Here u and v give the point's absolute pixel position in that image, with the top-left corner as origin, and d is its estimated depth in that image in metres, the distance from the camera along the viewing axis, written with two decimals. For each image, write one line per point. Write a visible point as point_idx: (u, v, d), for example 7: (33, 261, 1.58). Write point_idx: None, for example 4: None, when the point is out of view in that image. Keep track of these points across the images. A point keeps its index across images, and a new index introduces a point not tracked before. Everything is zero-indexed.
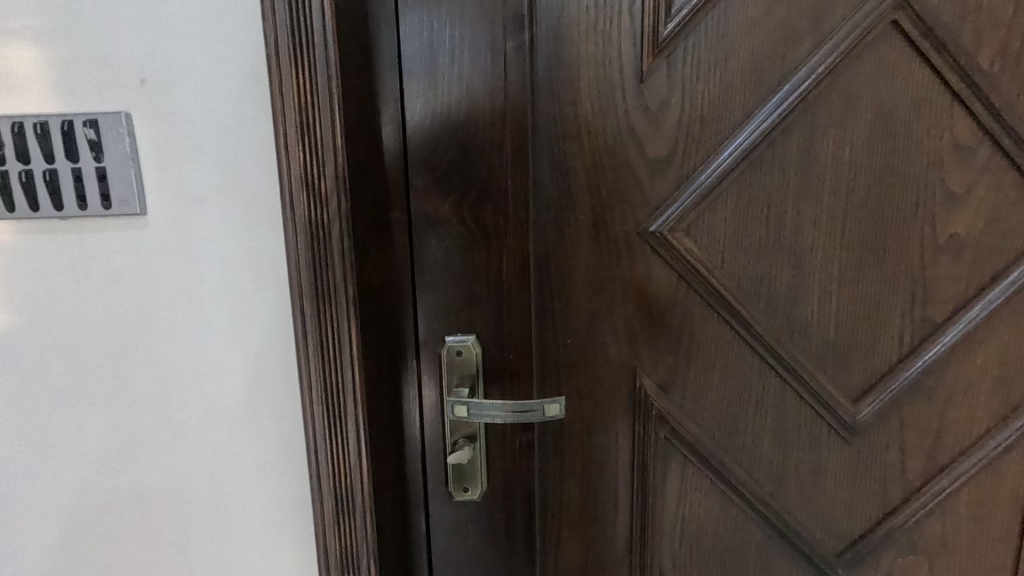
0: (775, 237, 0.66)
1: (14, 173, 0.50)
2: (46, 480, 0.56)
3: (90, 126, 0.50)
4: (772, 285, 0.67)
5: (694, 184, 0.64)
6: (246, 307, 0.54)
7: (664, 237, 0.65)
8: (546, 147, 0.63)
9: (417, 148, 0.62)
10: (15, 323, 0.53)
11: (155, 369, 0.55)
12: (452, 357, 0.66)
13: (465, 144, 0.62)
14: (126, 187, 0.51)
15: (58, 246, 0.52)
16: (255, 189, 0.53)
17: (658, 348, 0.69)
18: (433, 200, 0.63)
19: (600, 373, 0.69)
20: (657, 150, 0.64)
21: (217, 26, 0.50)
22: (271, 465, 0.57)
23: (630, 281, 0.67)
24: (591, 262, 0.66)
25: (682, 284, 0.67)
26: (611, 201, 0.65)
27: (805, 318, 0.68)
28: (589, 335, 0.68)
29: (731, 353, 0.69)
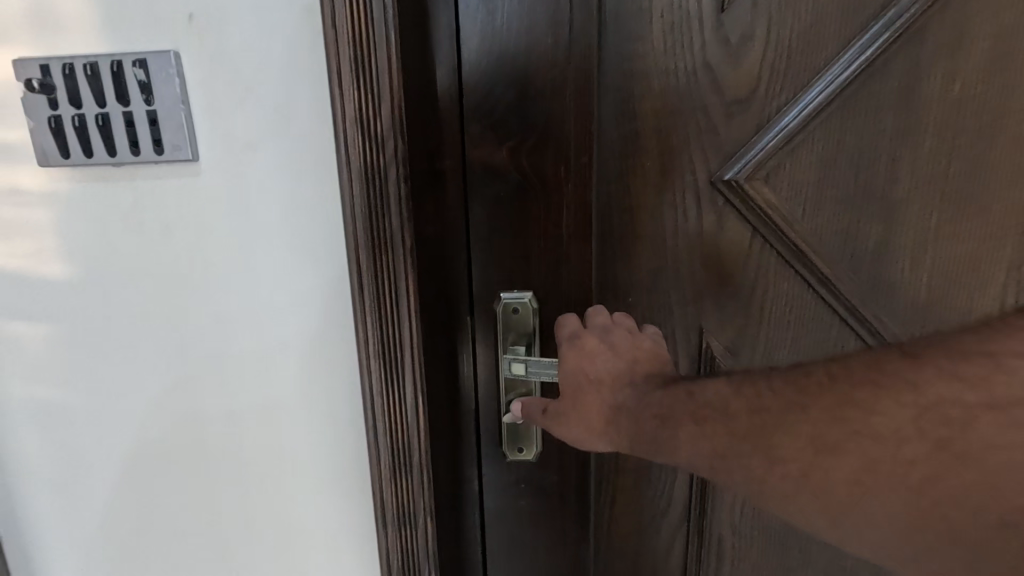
0: (866, 186, 0.60)
1: (67, 118, 0.49)
2: (112, 429, 0.56)
3: (140, 67, 0.48)
4: (857, 241, 0.61)
5: (779, 127, 0.58)
6: (299, 258, 0.52)
7: (740, 186, 0.60)
8: (614, 87, 0.58)
9: (473, 89, 0.57)
10: (75, 273, 0.53)
11: (212, 320, 0.54)
12: (508, 315, 0.63)
13: (526, 84, 0.57)
14: (177, 131, 0.49)
15: (113, 194, 0.51)
16: (310, 134, 0.50)
17: (726, 307, 0.65)
18: (491, 146, 0.59)
19: (662, 333, 0.66)
20: (736, 89, 0.58)
21: None
22: (328, 420, 0.57)
23: (699, 234, 0.63)
24: (658, 215, 0.62)
25: (756, 239, 0.62)
26: (683, 147, 0.60)
27: (894, 276, 0.62)
28: (652, 292, 0.65)
29: (807, 314, 0.64)
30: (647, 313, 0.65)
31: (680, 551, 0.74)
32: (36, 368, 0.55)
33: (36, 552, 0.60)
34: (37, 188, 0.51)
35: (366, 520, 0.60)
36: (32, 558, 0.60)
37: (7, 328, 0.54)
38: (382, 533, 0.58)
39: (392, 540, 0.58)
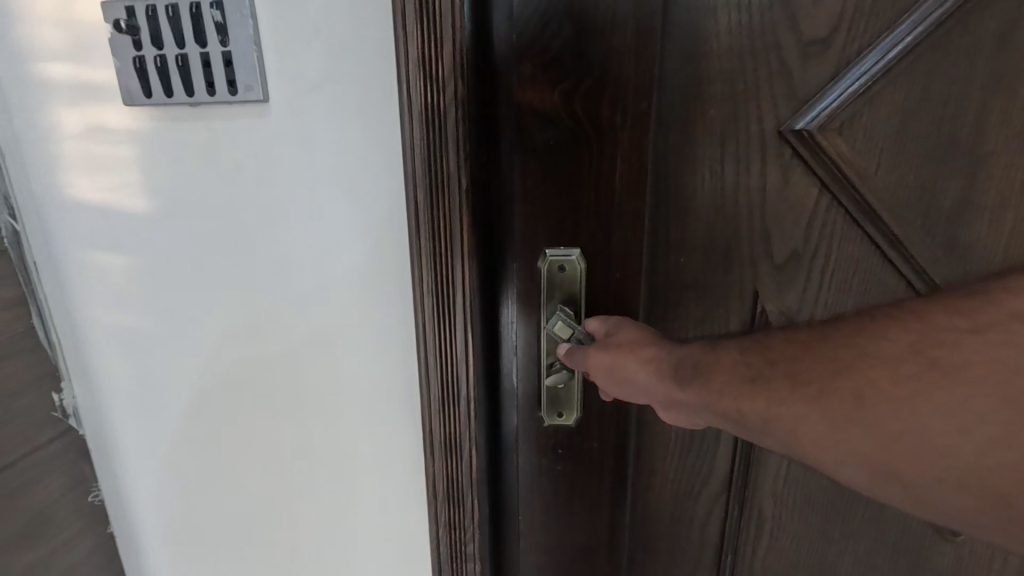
0: (951, 137, 0.57)
1: (151, 58, 0.51)
2: (185, 355, 0.61)
3: (216, 8, 0.49)
4: (931, 196, 0.59)
5: (857, 72, 0.56)
6: (359, 197, 0.54)
7: (812, 136, 0.58)
8: (683, 29, 0.57)
9: (528, 28, 0.55)
10: (153, 207, 0.56)
11: (277, 256, 0.57)
12: (554, 273, 0.62)
13: (588, 25, 0.55)
14: (251, 71, 0.51)
15: (189, 132, 0.54)
16: (372, 74, 0.51)
17: (784, 265, 0.63)
18: (545, 90, 0.57)
19: (714, 292, 0.64)
20: (814, 31, 0.56)
21: None
22: (380, 355, 0.59)
23: (761, 190, 0.61)
24: (719, 167, 0.60)
25: (825, 195, 0.60)
26: (753, 95, 0.58)
27: (968, 236, 0.60)
28: (706, 251, 0.63)
29: (873, 278, 0.62)
30: (701, 272, 0.64)
31: (717, 523, 0.74)
32: (120, 295, 0.59)
33: (115, 467, 0.65)
34: (122, 125, 0.54)
35: (414, 454, 0.62)
36: (111, 472, 0.66)
37: (95, 258, 0.58)
38: (430, 464, 0.60)
39: (439, 473, 0.60)
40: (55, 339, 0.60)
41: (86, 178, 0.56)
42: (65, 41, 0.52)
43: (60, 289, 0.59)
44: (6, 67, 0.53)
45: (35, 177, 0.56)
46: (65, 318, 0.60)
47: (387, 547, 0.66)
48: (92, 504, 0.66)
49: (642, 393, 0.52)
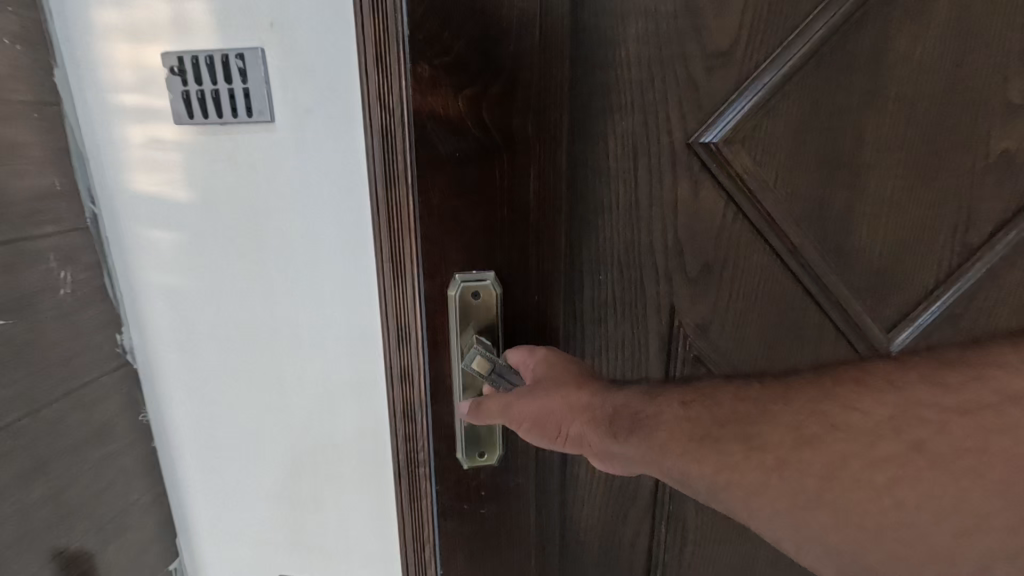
0: (834, 152, 0.71)
1: (193, 92, 0.70)
2: (213, 309, 0.80)
3: (240, 58, 0.68)
4: (816, 210, 0.73)
5: (754, 89, 0.68)
6: (340, 191, 0.73)
7: (719, 150, 0.70)
8: (595, 53, 0.66)
9: (428, 37, 0.60)
10: (192, 197, 0.76)
11: (280, 236, 0.75)
12: (470, 303, 0.69)
13: (490, 38, 0.61)
14: (262, 101, 0.69)
15: (218, 143, 0.73)
16: (350, 102, 0.70)
17: (699, 269, 0.75)
18: (450, 99, 0.62)
19: (634, 294, 0.76)
20: (716, 43, 0.67)
21: None
22: (355, 312, 0.78)
23: (672, 202, 0.72)
24: (630, 180, 0.71)
25: (730, 209, 0.73)
26: (661, 111, 0.69)
27: (852, 247, 0.75)
28: (624, 256, 0.74)
29: (771, 276, 0.76)
30: (623, 276, 0.75)
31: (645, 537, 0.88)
32: (168, 262, 0.79)
33: (158, 395, 0.86)
34: (173, 138, 0.74)
35: (382, 388, 0.81)
36: (156, 399, 0.86)
37: (149, 235, 0.78)
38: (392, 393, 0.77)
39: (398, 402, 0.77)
40: (119, 293, 0.81)
41: (145, 174, 0.76)
42: (134, 77, 0.72)
43: (124, 257, 0.80)
44: (90, 94, 0.73)
45: (109, 174, 0.76)
46: (127, 280, 0.81)
47: (361, 462, 0.85)
48: (143, 422, 0.87)
49: (575, 442, 0.61)
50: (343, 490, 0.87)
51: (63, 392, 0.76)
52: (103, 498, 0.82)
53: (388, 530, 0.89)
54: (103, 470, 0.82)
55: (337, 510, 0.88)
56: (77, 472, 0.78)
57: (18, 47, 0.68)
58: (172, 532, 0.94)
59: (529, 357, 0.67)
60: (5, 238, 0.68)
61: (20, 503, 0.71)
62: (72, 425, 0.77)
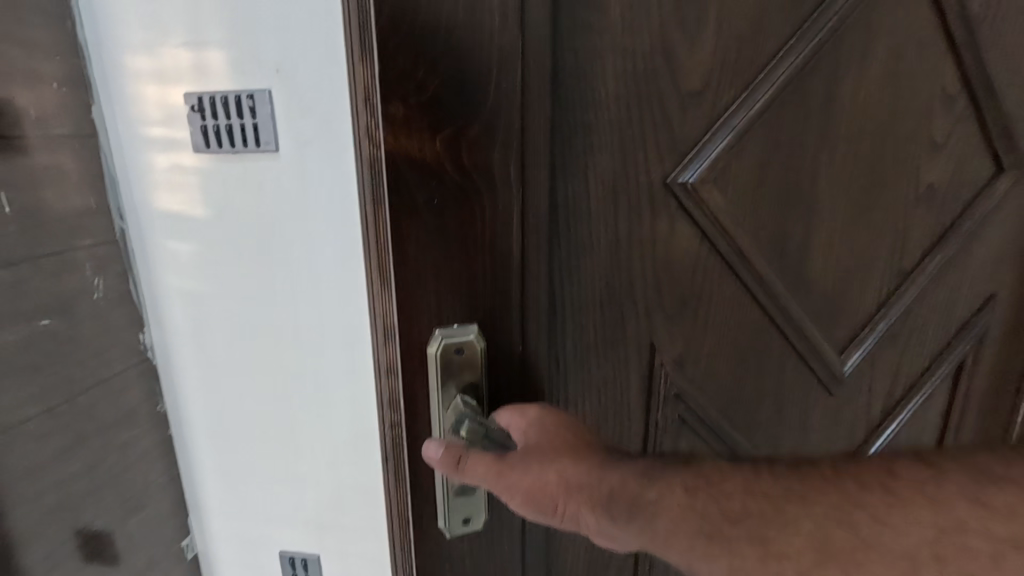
0: (801, 183, 0.64)
1: (210, 126, 0.82)
2: (224, 312, 0.92)
3: (250, 98, 0.80)
4: (780, 242, 0.66)
5: (730, 128, 0.60)
6: (335, 210, 0.84)
7: (694, 187, 0.60)
8: (571, 80, 0.54)
9: (398, 68, 0.48)
10: (207, 215, 0.88)
11: (283, 248, 0.87)
12: (451, 356, 0.55)
13: (468, 66, 0.49)
14: (269, 134, 0.82)
15: (230, 169, 0.85)
16: (343, 135, 0.81)
17: (679, 316, 0.65)
18: (420, 135, 0.50)
19: (620, 353, 0.64)
20: (690, 83, 0.57)
21: (324, 27, 0.77)
22: (347, 314, 0.89)
23: (648, 243, 0.61)
24: (611, 222, 0.59)
25: (704, 244, 0.63)
26: (635, 143, 0.58)
27: (812, 274, 0.69)
28: (602, 309, 0.62)
29: (745, 316, 0.68)
30: (603, 331, 0.63)
31: None
32: (185, 270, 0.91)
33: (174, 386, 0.98)
34: (192, 164, 0.86)
35: (370, 382, 0.93)
36: (172, 390, 0.98)
37: (168, 247, 0.90)
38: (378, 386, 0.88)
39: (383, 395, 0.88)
40: (142, 298, 0.93)
41: (168, 195, 0.88)
42: (160, 113, 0.84)
43: (147, 266, 0.92)
44: (122, 126, 0.85)
45: (137, 195, 0.88)
46: (149, 286, 0.93)
47: (350, 447, 0.96)
48: (159, 411, 0.99)
49: (569, 521, 0.52)
50: (334, 472, 0.98)
51: (95, 381, 0.88)
52: (125, 476, 0.94)
53: (376, 506, 1.00)
54: (125, 452, 0.93)
55: (329, 489, 1.00)
56: (101, 454, 0.89)
57: (60, 88, 0.80)
58: (185, 508, 1.06)
59: (523, 421, 0.56)
60: (51, 250, 0.80)
61: (58, 476, 0.83)
62: (100, 411, 0.89)
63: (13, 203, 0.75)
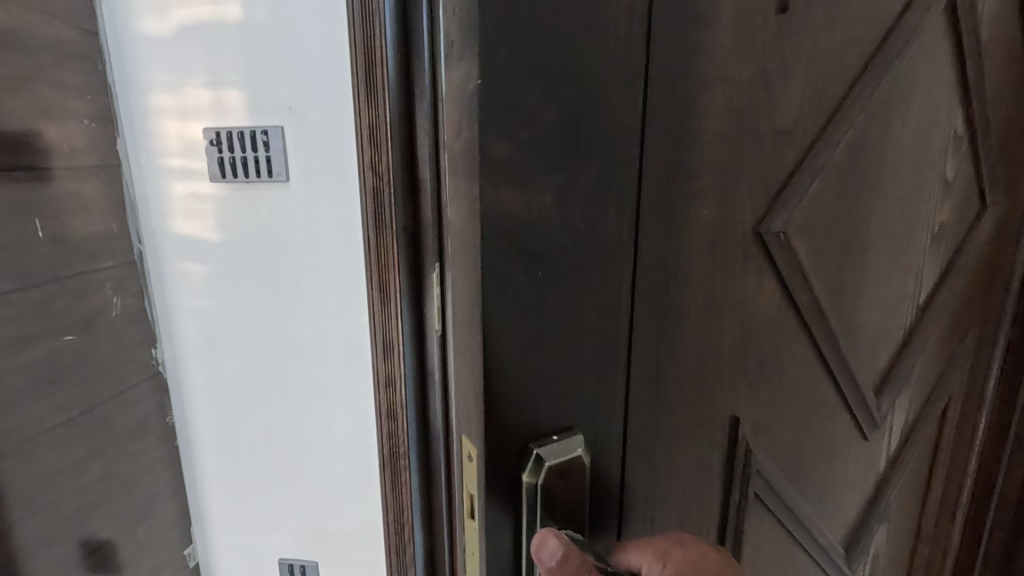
0: (864, 221, 0.51)
1: (226, 158, 0.90)
2: (232, 328, 0.99)
3: (264, 134, 0.88)
4: (849, 302, 0.53)
5: (812, 172, 0.44)
6: (340, 235, 0.92)
7: (784, 238, 0.43)
8: (683, 83, 0.34)
9: (504, 96, 0.29)
10: (220, 238, 0.95)
11: (291, 269, 0.94)
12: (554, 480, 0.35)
13: (586, 82, 0.31)
14: (281, 166, 0.89)
15: (243, 197, 0.92)
16: (347, 168, 0.89)
17: (762, 410, 0.47)
18: (531, 189, 0.31)
19: (698, 475, 0.44)
20: (782, 119, 0.40)
21: (335, 73, 0.85)
22: (350, 331, 0.96)
23: (735, 306, 0.42)
24: (712, 278, 0.40)
25: (783, 294, 0.45)
26: (735, 176, 0.38)
27: (861, 316, 0.54)
28: (664, 419, 0.40)
29: (811, 376, 0.51)
30: (691, 448, 0.43)
31: None
32: (197, 289, 0.98)
33: (182, 398, 1.04)
34: (208, 192, 0.93)
35: (368, 395, 0.98)
36: (180, 402, 1.04)
37: (183, 267, 0.97)
38: (378, 394, 0.96)
39: (382, 402, 0.96)
40: (154, 315, 0.99)
41: (183, 221, 0.95)
42: (181, 146, 0.92)
43: (160, 286, 0.98)
44: (144, 158, 0.93)
45: (154, 219, 0.95)
46: (163, 305, 0.99)
47: (348, 457, 1.02)
48: (168, 424, 1.04)
49: None
50: (334, 482, 1.04)
51: (108, 396, 0.93)
52: (137, 483, 1.00)
53: (372, 516, 1.05)
54: (136, 460, 0.99)
55: (329, 499, 1.05)
56: (114, 462, 0.95)
57: (90, 123, 0.88)
58: (187, 519, 1.10)
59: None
60: (75, 271, 0.87)
61: (75, 484, 0.88)
62: (114, 422, 0.95)
63: (46, 228, 0.82)
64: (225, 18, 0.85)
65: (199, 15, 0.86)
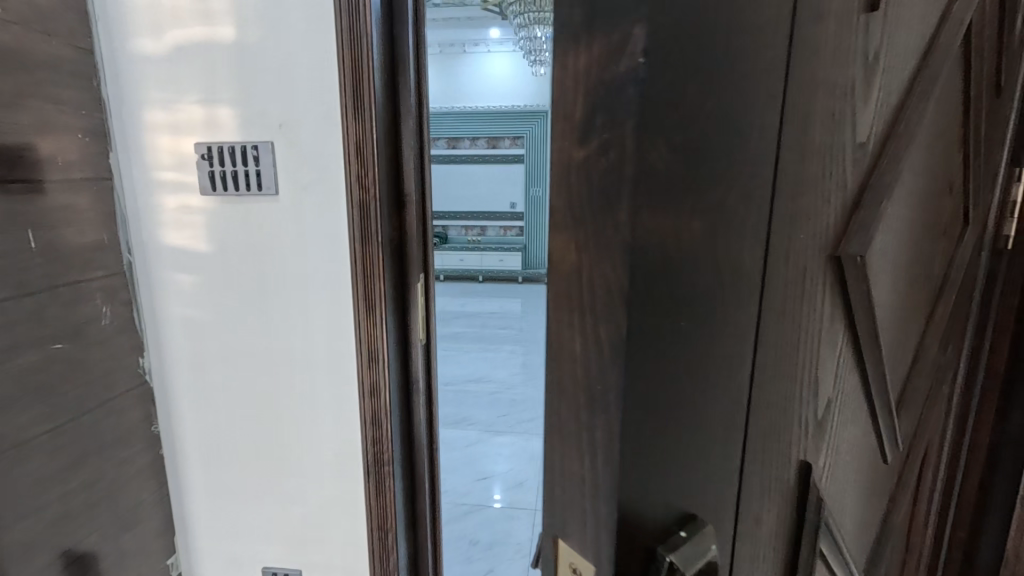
0: (900, 238, 0.50)
1: (217, 172, 0.93)
2: (220, 336, 1.01)
3: (254, 149, 0.92)
4: (888, 322, 0.52)
5: (875, 188, 0.42)
6: (327, 247, 0.94)
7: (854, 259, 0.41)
8: (802, 94, 0.32)
9: (660, 105, 0.25)
10: (210, 249, 0.98)
11: (279, 279, 0.97)
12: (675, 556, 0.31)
13: (728, 94, 0.28)
14: (270, 180, 0.93)
15: (233, 209, 0.95)
16: (334, 182, 0.91)
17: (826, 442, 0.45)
18: (682, 213, 0.27)
19: (777, 510, 0.42)
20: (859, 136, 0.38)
21: (325, 91, 0.88)
22: (336, 341, 0.98)
23: (815, 336, 0.39)
24: (803, 306, 0.37)
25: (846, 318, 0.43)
26: (829, 191, 0.37)
27: (892, 336, 0.53)
28: (761, 455, 0.37)
29: (856, 400, 0.49)
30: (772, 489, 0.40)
31: None
32: (187, 298, 1.00)
33: (169, 405, 1.06)
34: (199, 205, 0.96)
35: (352, 405, 1.00)
36: (167, 409, 1.06)
37: (173, 278, 1.00)
38: (363, 401, 0.99)
39: (367, 408, 0.99)
40: (143, 324, 1.02)
41: (174, 232, 0.98)
42: (173, 160, 0.95)
43: (151, 295, 1.01)
44: (138, 172, 0.96)
45: (146, 231, 0.98)
46: (152, 313, 1.02)
47: (333, 465, 1.03)
48: (154, 432, 1.06)
49: None
50: (320, 490, 1.05)
51: (96, 403, 0.95)
52: (122, 491, 1.00)
53: (355, 525, 1.05)
54: (122, 468, 1.00)
55: (314, 507, 1.06)
56: (100, 470, 0.96)
57: (85, 137, 0.91)
58: (171, 527, 1.11)
59: None
60: (68, 281, 0.89)
61: (61, 492, 0.89)
62: (101, 431, 0.96)
63: (38, 239, 0.83)
64: (219, 39, 0.89)
65: (193, 35, 0.89)
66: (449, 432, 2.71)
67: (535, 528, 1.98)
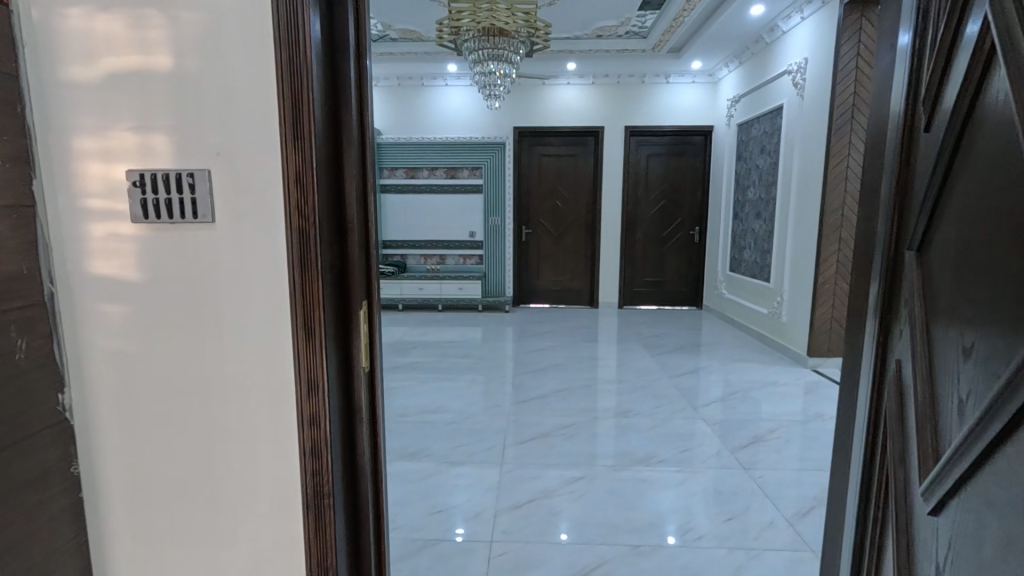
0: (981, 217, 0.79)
1: (150, 200, 0.92)
2: (149, 367, 0.97)
3: (189, 176, 0.90)
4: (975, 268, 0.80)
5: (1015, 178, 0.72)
6: (264, 275, 0.93)
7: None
8: None
9: None
10: (140, 277, 0.95)
11: (215, 308, 0.95)
12: None
13: None
14: (205, 207, 0.91)
15: (167, 237, 0.93)
16: (271, 210, 0.91)
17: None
18: None
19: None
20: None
21: (265, 121, 0.89)
22: (274, 370, 0.95)
23: None
24: None
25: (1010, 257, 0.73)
26: None
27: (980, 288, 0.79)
28: None
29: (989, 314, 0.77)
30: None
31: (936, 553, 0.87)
32: (115, 329, 0.96)
33: (89, 444, 1.00)
34: (130, 233, 0.93)
35: (289, 437, 0.97)
36: (87, 448, 1.00)
37: (98, 308, 0.96)
38: (300, 431, 0.96)
39: (306, 439, 0.96)
40: (64, 357, 0.97)
41: (101, 260, 0.95)
42: (102, 188, 0.92)
43: (74, 327, 0.96)
44: (64, 200, 0.93)
45: (70, 260, 0.95)
46: (74, 345, 0.97)
47: (268, 501, 0.99)
48: (74, 473, 1.00)
49: None
50: (255, 529, 1.00)
51: (7, 444, 0.88)
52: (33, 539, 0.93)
53: (292, 565, 1.00)
54: (32, 516, 0.93)
55: (248, 546, 1.01)
56: (8, 517, 0.88)
57: (7, 163, 0.87)
58: None
59: None
60: None
61: None
62: (10, 475, 0.89)
63: None
64: (157, 66, 0.89)
65: (129, 62, 0.89)
66: (406, 465, 2.64)
67: (491, 560, 1.94)
